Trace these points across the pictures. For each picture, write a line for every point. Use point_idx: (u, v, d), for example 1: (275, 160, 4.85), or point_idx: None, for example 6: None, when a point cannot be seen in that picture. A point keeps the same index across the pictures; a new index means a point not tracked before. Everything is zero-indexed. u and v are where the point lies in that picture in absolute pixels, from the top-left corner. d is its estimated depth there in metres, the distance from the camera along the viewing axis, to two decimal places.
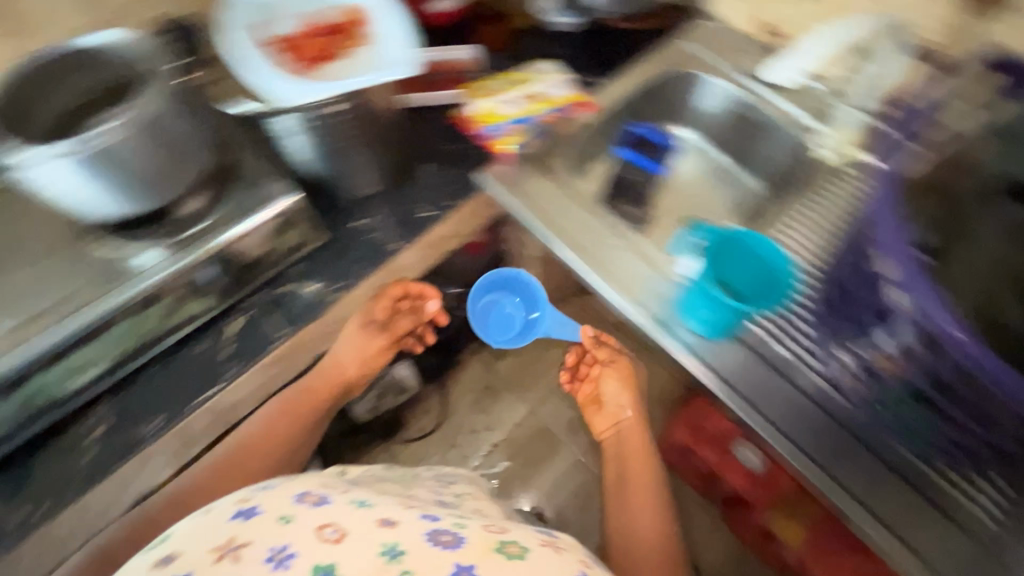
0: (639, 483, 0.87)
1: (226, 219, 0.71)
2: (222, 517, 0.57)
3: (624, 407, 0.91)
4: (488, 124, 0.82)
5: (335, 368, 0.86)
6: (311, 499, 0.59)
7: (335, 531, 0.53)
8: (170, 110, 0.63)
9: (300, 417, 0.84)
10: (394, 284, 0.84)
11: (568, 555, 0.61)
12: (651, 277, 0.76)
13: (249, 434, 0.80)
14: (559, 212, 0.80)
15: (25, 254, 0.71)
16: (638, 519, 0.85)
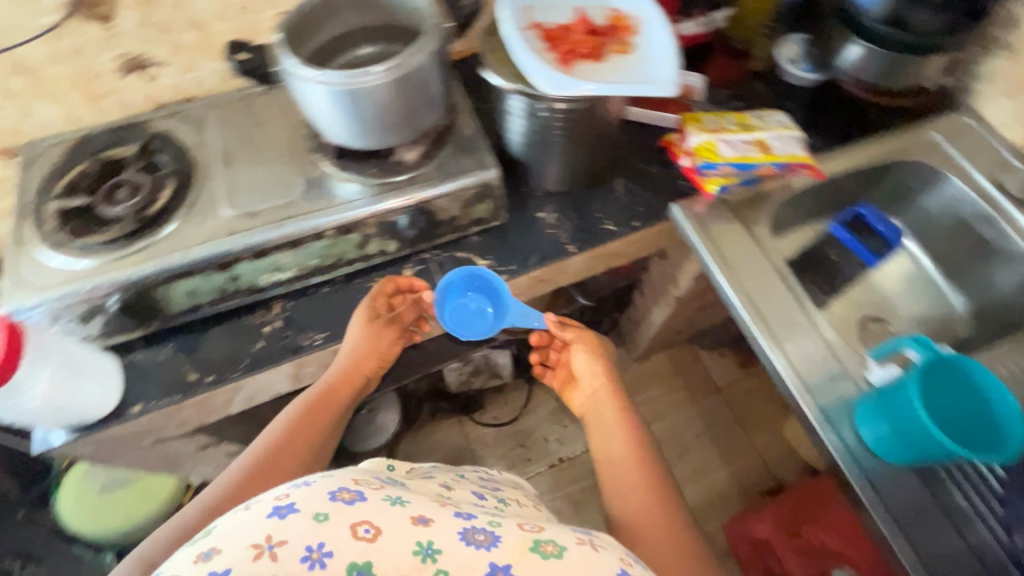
0: (626, 460, 0.68)
1: (437, 176, 0.75)
2: (253, 515, 0.48)
3: (589, 368, 0.79)
4: (704, 161, 0.77)
5: (357, 360, 0.75)
6: (345, 495, 0.50)
7: (370, 527, 0.48)
8: (431, 64, 0.68)
9: (306, 431, 0.68)
10: (385, 284, 0.76)
11: (607, 550, 0.51)
12: (828, 367, 0.70)
13: (252, 458, 0.64)
14: (744, 270, 0.77)
15: (261, 156, 0.79)
16: (632, 504, 0.64)
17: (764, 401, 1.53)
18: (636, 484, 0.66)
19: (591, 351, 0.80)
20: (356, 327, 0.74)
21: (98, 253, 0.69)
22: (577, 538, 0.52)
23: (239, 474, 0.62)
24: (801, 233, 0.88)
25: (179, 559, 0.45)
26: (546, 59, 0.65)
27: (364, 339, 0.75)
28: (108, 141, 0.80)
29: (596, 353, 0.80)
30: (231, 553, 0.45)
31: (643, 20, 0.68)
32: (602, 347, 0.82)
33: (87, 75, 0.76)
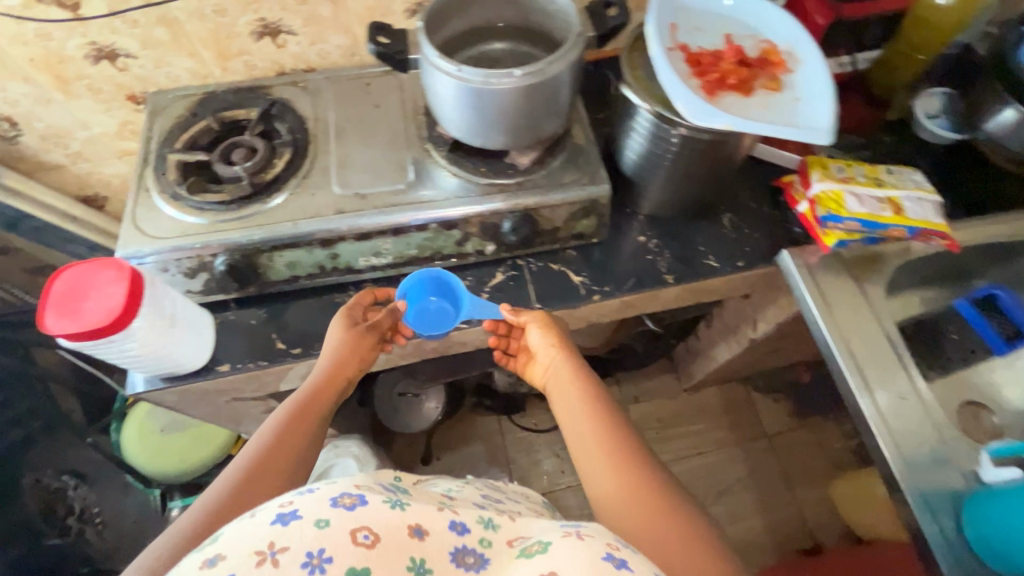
0: (595, 441, 0.61)
1: (547, 186, 0.74)
2: (255, 520, 0.46)
3: (545, 342, 0.72)
4: (829, 212, 0.73)
5: (340, 365, 0.69)
6: (346, 499, 0.48)
7: (368, 533, 0.46)
8: (566, 74, 0.66)
9: (294, 437, 0.62)
10: (361, 294, 0.74)
11: (594, 537, 0.49)
12: (933, 448, 0.66)
13: (244, 465, 0.57)
14: (851, 330, 0.72)
15: (374, 138, 0.79)
16: (613, 493, 0.57)
17: (812, 456, 1.47)
18: (611, 467, 0.59)
19: (546, 327, 0.72)
20: (335, 335, 0.70)
21: (212, 212, 0.71)
22: (564, 530, 0.51)
23: (233, 484, 0.55)
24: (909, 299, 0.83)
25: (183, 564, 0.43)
26: (692, 86, 0.62)
27: (345, 345, 0.70)
28: (229, 102, 0.81)
29: (552, 329, 0.72)
30: (235, 559, 0.43)
31: (800, 59, 0.64)
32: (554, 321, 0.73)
33: (222, 35, 0.78)
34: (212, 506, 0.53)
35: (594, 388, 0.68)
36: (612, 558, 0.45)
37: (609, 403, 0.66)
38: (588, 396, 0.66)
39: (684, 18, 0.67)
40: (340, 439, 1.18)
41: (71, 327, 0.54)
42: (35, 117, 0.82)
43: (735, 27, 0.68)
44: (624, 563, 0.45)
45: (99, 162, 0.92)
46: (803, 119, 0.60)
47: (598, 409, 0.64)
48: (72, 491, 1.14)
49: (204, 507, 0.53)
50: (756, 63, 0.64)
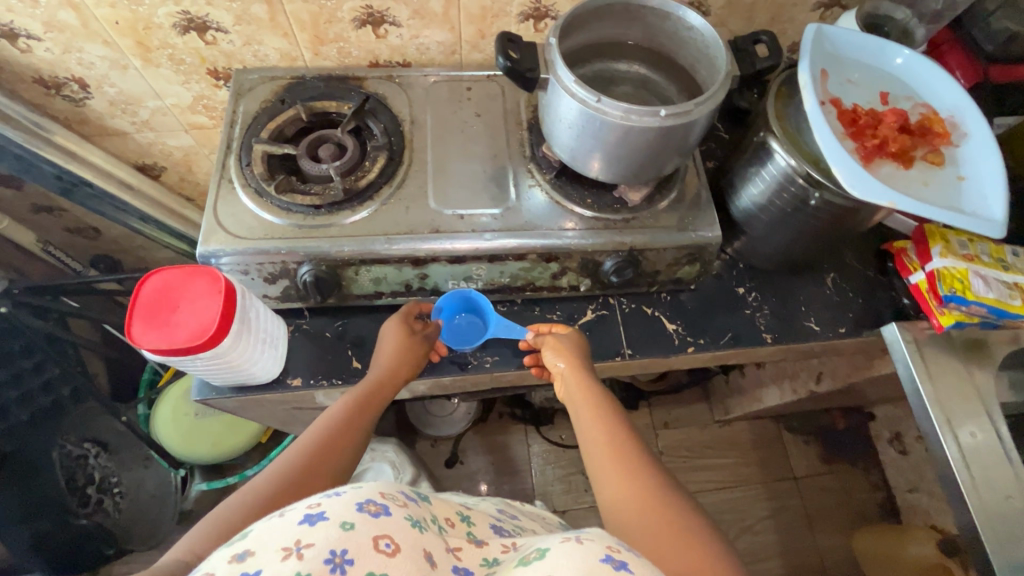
0: (605, 453, 0.54)
1: (656, 226, 0.69)
2: (281, 517, 0.39)
3: (556, 359, 0.66)
4: (953, 292, 0.68)
5: (394, 371, 0.64)
6: (371, 505, 0.41)
7: (391, 541, 0.39)
8: (706, 117, 0.60)
9: (348, 434, 0.56)
10: (409, 306, 0.68)
11: (594, 541, 0.41)
12: None
13: (299, 453, 0.52)
14: (957, 412, 0.68)
15: (473, 152, 0.74)
16: (619, 503, 0.50)
17: (838, 502, 1.45)
18: (619, 473, 0.52)
19: (564, 344, 0.67)
20: (389, 341, 0.65)
21: (297, 216, 0.65)
22: (565, 537, 0.43)
23: (290, 473, 0.50)
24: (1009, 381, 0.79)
25: (208, 560, 0.37)
26: (848, 148, 0.57)
27: (399, 351, 0.64)
28: (319, 90, 0.75)
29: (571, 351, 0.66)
30: (263, 555, 0.36)
31: (964, 133, 0.59)
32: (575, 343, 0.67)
33: (322, 19, 0.71)
34: (268, 491, 0.48)
35: (609, 395, 0.61)
36: (611, 559, 0.38)
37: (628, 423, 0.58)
38: (596, 405, 0.60)
39: (835, 73, 0.62)
40: (376, 440, 1.16)
41: (162, 341, 0.51)
42: (109, 81, 0.76)
43: (888, 90, 0.62)
44: (625, 564, 0.38)
45: (164, 133, 0.86)
46: (968, 204, 0.55)
47: (610, 417, 0.58)
48: (93, 459, 1.09)
49: (257, 491, 0.48)
50: (913, 134, 0.59)
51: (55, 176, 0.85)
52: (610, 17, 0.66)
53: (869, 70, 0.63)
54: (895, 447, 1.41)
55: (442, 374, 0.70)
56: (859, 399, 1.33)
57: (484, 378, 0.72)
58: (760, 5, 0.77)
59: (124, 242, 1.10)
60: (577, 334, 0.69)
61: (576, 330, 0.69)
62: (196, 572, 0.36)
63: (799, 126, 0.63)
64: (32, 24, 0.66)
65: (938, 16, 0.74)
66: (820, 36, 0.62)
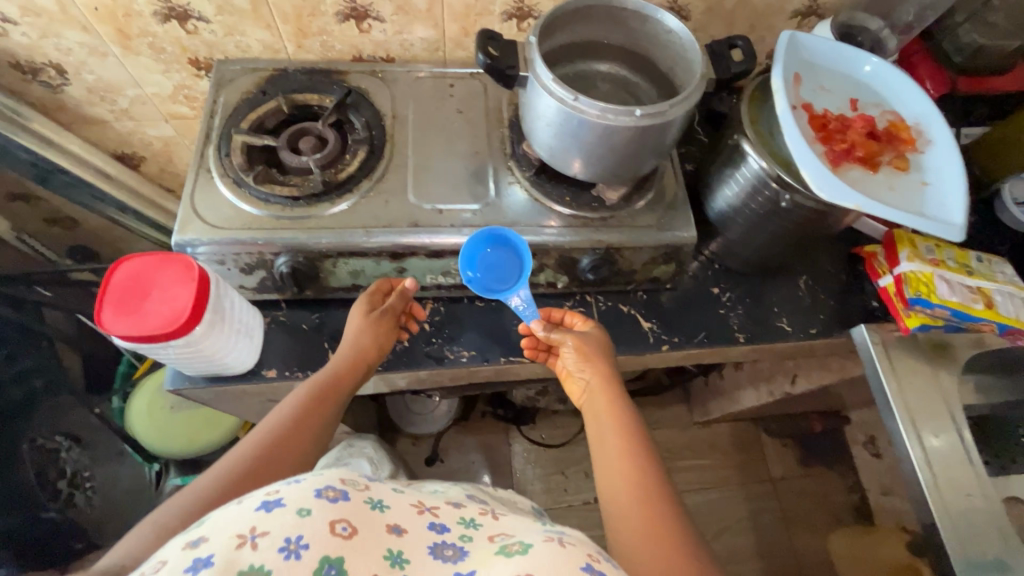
0: (619, 460, 0.54)
1: (632, 225, 0.70)
2: (238, 505, 0.39)
3: (581, 365, 0.65)
4: (918, 295, 0.71)
5: (360, 353, 0.63)
6: (330, 491, 0.41)
7: (348, 524, 0.40)
8: (681, 117, 0.61)
9: (314, 419, 0.56)
10: (377, 282, 0.67)
11: (576, 547, 0.41)
12: (994, 551, 0.63)
13: (260, 440, 0.52)
14: (922, 413, 0.69)
15: (454, 148, 0.74)
16: (619, 509, 0.51)
17: (813, 503, 1.47)
18: (626, 478, 0.53)
19: (589, 343, 0.65)
20: (352, 323, 0.64)
21: (275, 207, 0.65)
22: (547, 536, 0.43)
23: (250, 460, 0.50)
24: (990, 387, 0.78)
25: (160, 550, 0.37)
26: (817, 152, 0.58)
27: (364, 333, 0.64)
28: (301, 83, 0.75)
29: (592, 353, 0.65)
30: (216, 541, 0.36)
31: (928, 140, 0.61)
32: (599, 343, 0.66)
33: (305, 12, 0.72)
34: (225, 480, 0.49)
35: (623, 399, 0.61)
36: (592, 569, 0.38)
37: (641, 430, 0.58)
38: (613, 405, 0.60)
39: (807, 78, 0.64)
40: (355, 437, 1.15)
41: (132, 327, 0.50)
42: (87, 68, 0.75)
43: (858, 94, 0.64)
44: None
45: (144, 123, 0.86)
46: (929, 209, 0.57)
47: (621, 419, 0.58)
48: (65, 453, 1.06)
49: (218, 476, 0.49)
50: (880, 138, 0.61)
51: (31, 162, 0.84)
52: (591, 18, 0.67)
53: (840, 74, 0.65)
54: (870, 450, 1.44)
55: (418, 369, 0.70)
56: (835, 402, 1.34)
57: (461, 374, 0.72)
58: (739, 11, 0.79)
59: (102, 233, 1.09)
60: (601, 333, 0.67)
61: (603, 330, 0.67)
62: (149, 560, 0.37)
63: (772, 129, 0.65)
64: (8, 7, 0.65)
65: (909, 27, 0.76)
66: (794, 41, 0.63)
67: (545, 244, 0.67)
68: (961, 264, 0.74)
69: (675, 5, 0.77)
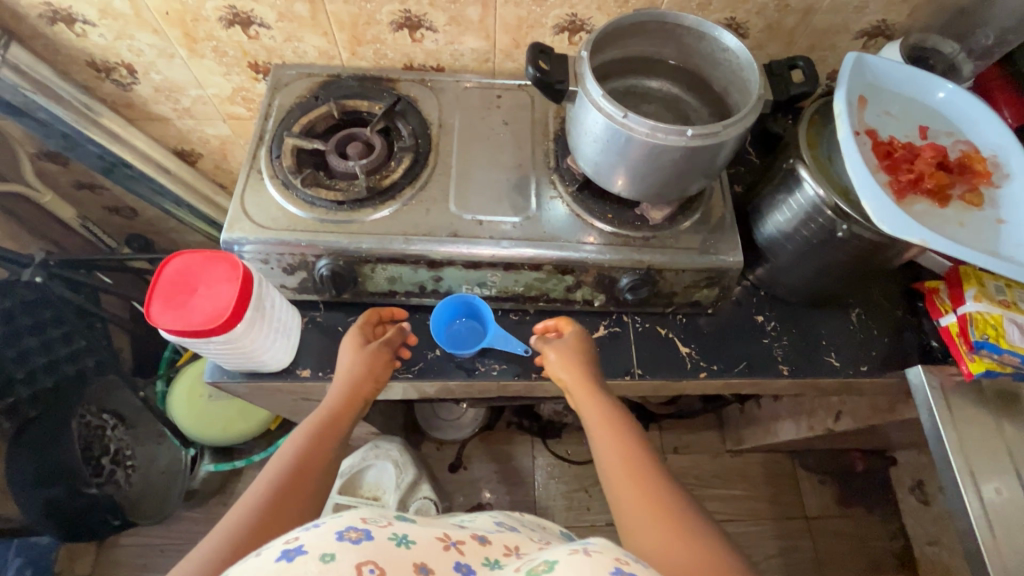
0: (621, 475, 0.52)
1: (674, 245, 0.68)
2: (257, 557, 0.39)
3: (559, 366, 0.65)
4: (984, 338, 0.66)
5: (356, 385, 0.63)
6: (352, 532, 0.42)
7: (375, 566, 0.39)
8: (735, 138, 0.59)
9: (317, 460, 0.55)
10: (368, 314, 0.69)
11: (602, 553, 0.40)
12: None
13: (268, 485, 0.51)
14: (982, 463, 0.64)
15: (498, 160, 0.74)
16: (632, 513, 0.48)
17: (850, 548, 1.39)
18: (633, 485, 0.50)
19: (568, 351, 0.66)
20: (348, 355, 0.65)
21: (319, 210, 0.67)
22: (572, 549, 0.42)
23: (260, 506, 0.49)
24: None
25: None
26: (880, 181, 0.55)
27: (361, 360, 0.64)
28: (353, 89, 0.77)
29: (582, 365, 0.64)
30: None
31: (1006, 174, 0.57)
32: (583, 354, 0.66)
33: (360, 20, 0.73)
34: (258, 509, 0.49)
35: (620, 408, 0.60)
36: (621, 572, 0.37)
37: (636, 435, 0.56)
38: (612, 422, 0.58)
39: (873, 103, 0.60)
40: (382, 437, 1.16)
41: (176, 322, 0.52)
42: (155, 68, 0.79)
43: (927, 123, 0.60)
44: None
45: (203, 121, 0.89)
46: (1003, 248, 0.53)
47: (619, 429, 0.57)
48: (110, 431, 1.10)
49: (227, 531, 0.47)
50: (950, 169, 0.57)
51: (99, 155, 0.89)
52: (645, 35, 0.66)
53: (908, 100, 0.61)
54: (916, 496, 1.36)
55: (447, 380, 0.70)
56: (881, 442, 1.27)
57: (487, 387, 0.72)
58: (800, 30, 0.76)
59: (159, 224, 1.14)
60: (580, 333, 0.68)
61: (583, 341, 0.67)
62: None
63: (831, 155, 0.62)
64: (88, 9, 0.69)
65: (989, 52, 0.72)
66: (860, 62, 0.60)
67: (584, 262, 0.66)
68: None
69: (733, 22, 0.75)
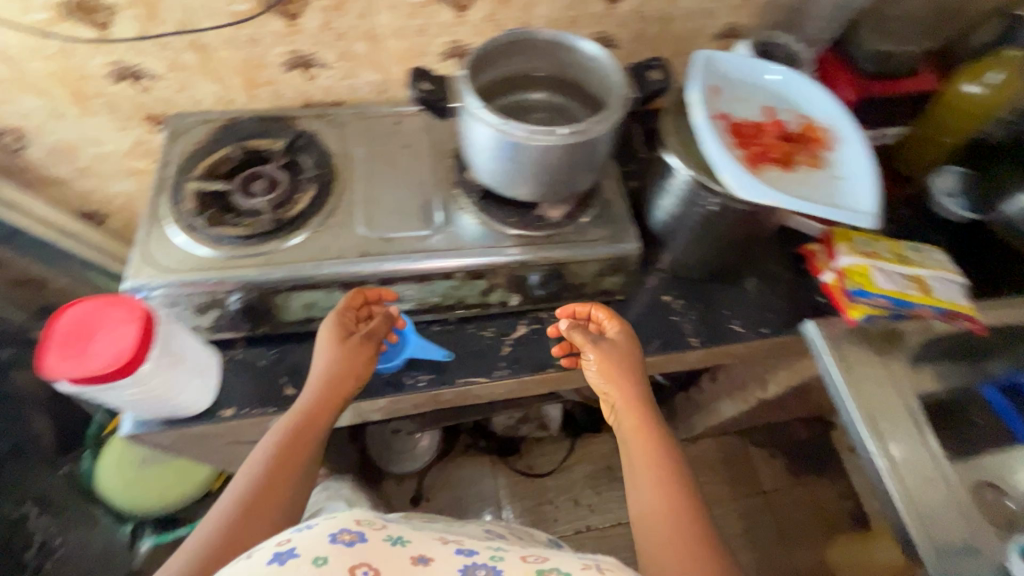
0: (652, 496, 0.56)
1: (575, 240, 0.72)
2: (250, 559, 0.43)
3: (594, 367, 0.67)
4: (857, 287, 0.73)
5: (335, 383, 0.63)
6: (345, 535, 0.46)
7: (368, 568, 0.44)
8: (609, 134, 0.65)
9: (285, 475, 0.56)
10: (351, 297, 0.66)
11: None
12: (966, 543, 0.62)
13: (233, 506, 0.52)
14: (878, 409, 0.70)
15: (403, 181, 0.77)
16: (655, 546, 0.53)
17: (809, 515, 1.44)
18: (663, 508, 0.55)
19: (610, 353, 0.66)
20: (326, 350, 0.64)
21: (227, 247, 0.67)
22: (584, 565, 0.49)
23: (227, 524, 0.51)
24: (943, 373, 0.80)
25: None
26: (735, 156, 0.62)
27: (336, 358, 0.63)
28: (253, 130, 0.79)
29: (617, 365, 0.66)
30: None
31: (841, 139, 0.65)
32: (621, 355, 0.67)
33: (252, 64, 0.76)
34: (230, 520, 0.51)
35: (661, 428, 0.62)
36: None
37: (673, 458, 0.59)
38: (651, 437, 0.61)
39: (724, 89, 0.67)
40: (333, 479, 1.13)
41: (76, 369, 0.51)
42: (46, 131, 0.78)
43: (775, 103, 0.68)
44: None
45: (105, 179, 0.88)
46: (843, 201, 0.60)
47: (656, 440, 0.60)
48: (34, 519, 1.01)
49: (202, 541, 0.50)
50: (795, 140, 0.64)
51: None
52: (521, 53, 0.72)
53: (757, 85, 0.69)
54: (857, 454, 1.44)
55: (376, 398, 0.71)
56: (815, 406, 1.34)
57: (418, 399, 0.73)
58: (663, 37, 0.85)
59: (70, 292, 1.10)
60: (624, 333, 0.69)
61: (626, 339, 0.68)
62: None
63: None
64: None
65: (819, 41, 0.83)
66: (708, 57, 0.68)
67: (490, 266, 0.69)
68: (911, 252, 0.77)
69: (603, 35, 0.83)
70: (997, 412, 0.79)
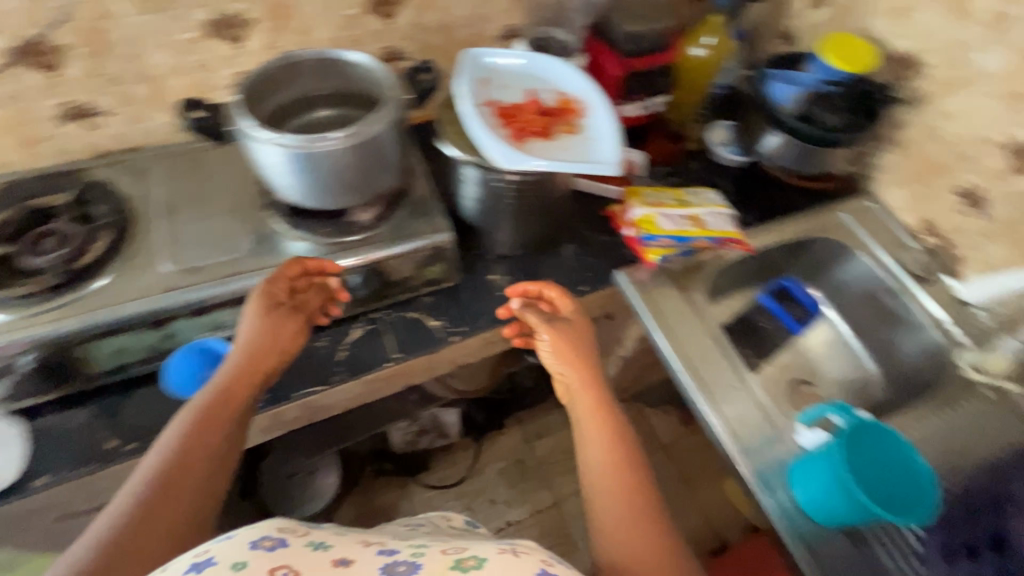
0: (608, 479, 0.61)
1: (386, 237, 0.76)
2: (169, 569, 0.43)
3: (548, 347, 0.73)
4: (644, 232, 0.83)
5: (256, 354, 0.64)
6: (266, 541, 0.46)
7: (288, 569, 0.44)
8: (388, 133, 0.69)
9: (197, 457, 0.55)
10: (292, 266, 0.69)
11: (530, 556, 0.47)
12: (770, 440, 0.73)
13: (148, 482, 0.51)
14: (692, 348, 0.79)
15: (208, 211, 0.77)
16: (609, 509, 0.59)
17: (706, 458, 1.55)
18: (620, 488, 0.60)
19: (564, 336, 0.73)
20: (251, 321, 0.65)
21: (12, 308, 0.64)
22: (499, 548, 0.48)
23: (139, 503, 0.50)
24: (731, 301, 0.94)
25: None
26: (499, 134, 0.70)
27: (258, 328, 0.65)
28: (39, 188, 0.76)
29: (570, 346, 0.72)
30: None
31: (590, 107, 0.74)
32: (573, 338, 0.73)
33: (23, 120, 0.74)
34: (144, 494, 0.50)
35: (615, 412, 0.67)
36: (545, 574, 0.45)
37: (633, 447, 0.64)
38: (605, 419, 0.65)
39: (489, 80, 0.75)
40: None
41: None
42: None
43: (535, 85, 0.77)
44: None
45: None
46: (593, 157, 0.70)
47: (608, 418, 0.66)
48: None
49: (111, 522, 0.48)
50: (552, 114, 0.73)
51: None
52: (301, 74, 0.76)
53: (518, 71, 0.78)
54: None
55: None
56: None
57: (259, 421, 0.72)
58: (448, 45, 0.92)
59: None
60: (579, 321, 0.74)
61: (578, 324, 0.74)
62: None
63: None
64: None
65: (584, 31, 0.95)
66: (471, 54, 0.76)
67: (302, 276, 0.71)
68: (690, 195, 0.90)
69: (391, 49, 0.88)
70: (773, 314, 0.96)
